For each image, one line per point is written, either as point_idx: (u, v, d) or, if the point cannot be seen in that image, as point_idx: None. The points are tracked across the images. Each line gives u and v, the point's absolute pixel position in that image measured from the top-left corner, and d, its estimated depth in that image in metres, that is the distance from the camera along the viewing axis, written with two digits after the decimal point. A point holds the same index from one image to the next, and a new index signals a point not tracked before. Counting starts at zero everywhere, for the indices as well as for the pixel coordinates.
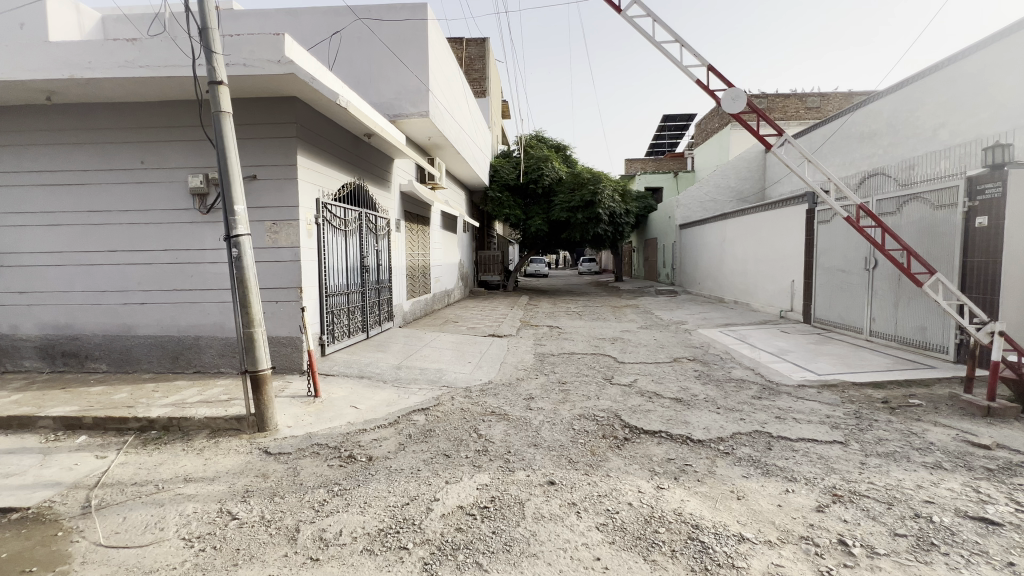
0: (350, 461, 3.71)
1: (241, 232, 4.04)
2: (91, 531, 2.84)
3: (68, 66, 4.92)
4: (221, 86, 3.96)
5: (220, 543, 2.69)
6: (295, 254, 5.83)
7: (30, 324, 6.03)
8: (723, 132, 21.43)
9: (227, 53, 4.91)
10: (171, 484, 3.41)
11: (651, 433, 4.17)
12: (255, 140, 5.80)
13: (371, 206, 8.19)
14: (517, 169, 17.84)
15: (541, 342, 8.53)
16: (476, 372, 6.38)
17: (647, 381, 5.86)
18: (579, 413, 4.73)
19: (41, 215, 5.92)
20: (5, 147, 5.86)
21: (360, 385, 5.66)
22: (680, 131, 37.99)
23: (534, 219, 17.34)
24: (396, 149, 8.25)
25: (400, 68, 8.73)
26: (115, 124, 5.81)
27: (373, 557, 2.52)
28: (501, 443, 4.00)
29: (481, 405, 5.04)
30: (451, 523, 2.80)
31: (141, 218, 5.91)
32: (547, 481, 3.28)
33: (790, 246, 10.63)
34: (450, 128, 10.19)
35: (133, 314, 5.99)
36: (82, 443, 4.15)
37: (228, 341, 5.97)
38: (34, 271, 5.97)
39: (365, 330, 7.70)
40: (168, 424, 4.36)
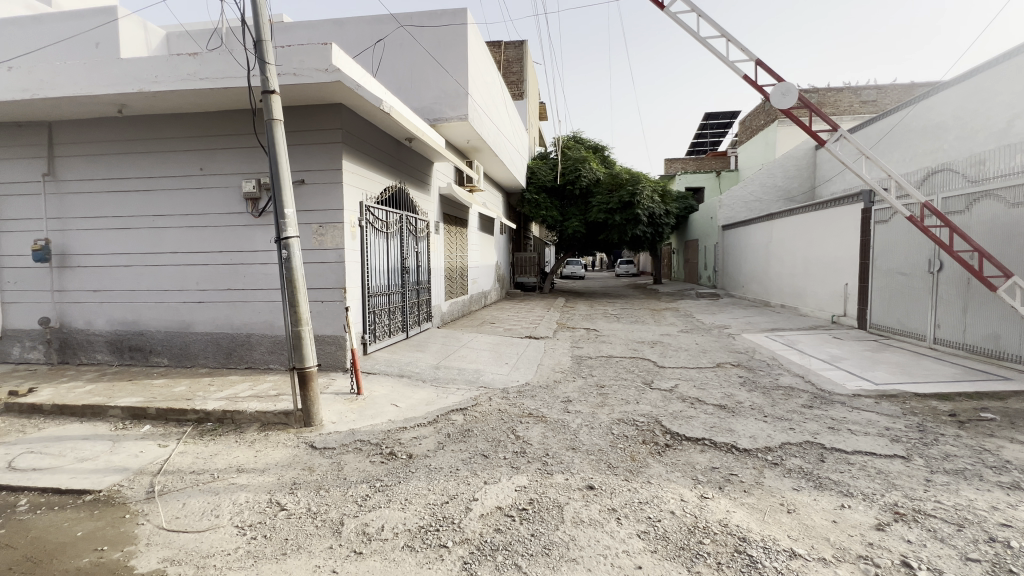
0: (391, 458, 3.80)
1: (290, 234, 4.21)
2: (154, 515, 3.03)
3: (137, 81, 5.29)
4: (273, 95, 4.15)
5: (270, 532, 2.81)
6: (340, 255, 6.03)
7: (101, 320, 6.52)
8: (770, 128, 20.59)
9: (279, 64, 5.15)
10: (225, 473, 3.60)
11: (694, 440, 4.04)
12: (303, 146, 6.05)
13: (412, 209, 8.37)
14: (554, 170, 17.77)
15: (578, 345, 8.45)
16: (513, 373, 6.38)
17: (688, 386, 5.70)
18: (618, 417, 4.64)
19: (112, 219, 6.40)
20: (82, 157, 6.37)
21: (400, 384, 5.78)
22: (722, 129, 36.82)
23: (571, 221, 17.21)
24: (436, 153, 8.39)
25: (441, 74, 8.89)
26: (176, 133, 6.19)
27: (414, 553, 2.56)
28: (539, 445, 3.98)
29: (518, 406, 5.04)
30: (490, 523, 2.81)
31: (200, 221, 6.27)
32: (586, 486, 3.24)
33: (844, 248, 10.08)
34: (489, 131, 10.29)
35: (191, 312, 6.35)
36: (146, 432, 4.44)
37: (277, 339, 6.23)
38: (106, 272, 6.46)
39: (405, 330, 7.87)
40: (223, 417, 4.61)
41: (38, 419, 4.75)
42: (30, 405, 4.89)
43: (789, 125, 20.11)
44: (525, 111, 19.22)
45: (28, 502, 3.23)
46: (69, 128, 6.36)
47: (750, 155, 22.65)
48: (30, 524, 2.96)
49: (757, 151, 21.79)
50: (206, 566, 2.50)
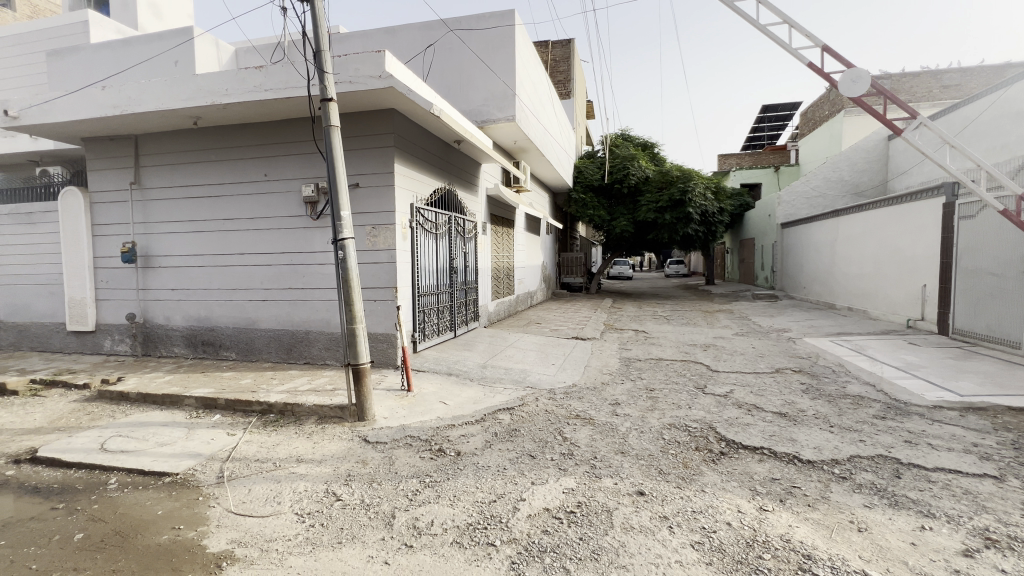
0: (440, 454, 3.87)
1: (346, 236, 4.38)
2: (224, 498, 3.24)
3: (210, 95, 5.70)
4: (331, 103, 4.34)
5: (326, 521, 2.94)
6: (391, 255, 6.23)
7: (179, 316, 7.08)
8: (835, 119, 19.27)
9: (336, 72, 5.38)
10: (286, 463, 3.80)
11: (751, 449, 3.84)
12: (358, 151, 6.29)
13: (460, 210, 8.50)
14: (602, 169, 17.45)
15: (627, 347, 8.27)
16: (560, 374, 6.34)
17: (745, 392, 5.42)
18: (669, 422, 4.49)
19: (189, 223, 6.93)
20: (162, 167, 6.95)
21: (448, 382, 5.88)
22: (782, 121, 34.90)
23: (619, 220, 16.87)
24: (484, 154, 8.47)
25: (489, 76, 8.97)
26: (244, 142, 6.62)
27: (462, 550, 2.59)
28: (586, 448, 3.92)
29: (566, 408, 5.00)
30: (537, 524, 2.80)
31: (264, 224, 6.67)
32: (636, 491, 3.15)
33: (922, 247, 9.27)
34: (536, 131, 10.28)
35: (256, 310, 6.77)
36: (217, 421, 4.77)
37: (333, 336, 6.52)
38: (183, 272, 7.01)
39: (454, 329, 8.02)
40: (284, 409, 4.87)
41: (125, 406, 5.23)
42: (119, 392, 5.39)
43: (857, 115, 18.74)
44: (572, 109, 19.05)
45: (117, 481, 3.55)
46: (153, 140, 6.95)
47: (813, 148, 21.30)
48: (118, 500, 3.25)
49: (821, 144, 20.46)
50: (269, 550, 2.65)
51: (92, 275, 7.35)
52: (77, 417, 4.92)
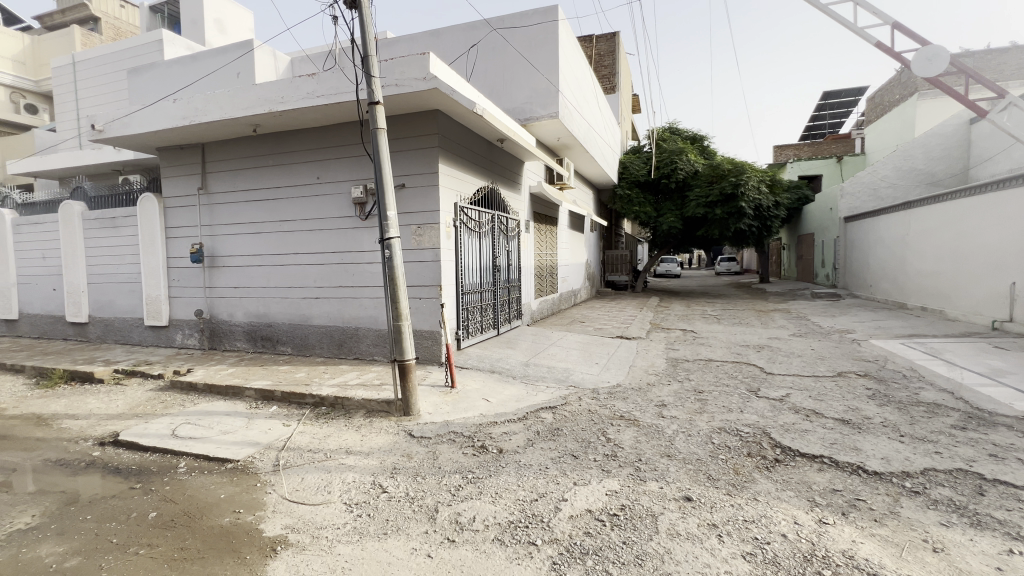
0: (482, 451, 3.90)
1: (393, 235, 4.49)
2: (279, 486, 3.42)
3: (268, 103, 6.02)
4: (378, 105, 4.46)
5: (373, 512, 3.03)
6: (436, 254, 6.34)
7: (241, 313, 7.54)
8: (907, 103, 17.82)
9: (383, 76, 5.55)
10: (336, 454, 3.95)
11: (809, 457, 3.61)
12: (404, 152, 6.45)
13: (503, 208, 8.54)
14: (648, 164, 16.99)
15: (674, 347, 8.01)
16: (603, 374, 6.23)
17: (803, 396, 5.10)
18: (718, 426, 4.31)
19: (249, 225, 7.35)
20: (226, 172, 7.41)
21: (491, 379, 5.92)
22: (846, 108, 32.71)
23: (666, 216, 16.37)
24: (527, 152, 8.45)
25: (533, 73, 8.95)
26: (299, 147, 6.95)
27: (504, 547, 2.60)
28: (631, 450, 3.83)
29: (610, 408, 4.90)
30: (579, 526, 2.76)
31: (316, 225, 6.98)
32: (683, 497, 3.04)
33: (1010, 241, 8.38)
34: (579, 128, 10.15)
35: (310, 307, 7.10)
36: (273, 412, 5.03)
37: (380, 332, 6.71)
38: (244, 270, 7.46)
39: (497, 327, 8.08)
40: (334, 402, 5.07)
41: (194, 396, 5.63)
42: (188, 383, 5.80)
43: (933, 97, 17.24)
44: (617, 104, 18.67)
45: (185, 465, 3.82)
46: (217, 148, 7.42)
47: (880, 136, 19.81)
48: (186, 483, 3.50)
49: (890, 131, 18.98)
50: (320, 537, 2.76)
51: (165, 274, 7.96)
52: (153, 405, 5.35)
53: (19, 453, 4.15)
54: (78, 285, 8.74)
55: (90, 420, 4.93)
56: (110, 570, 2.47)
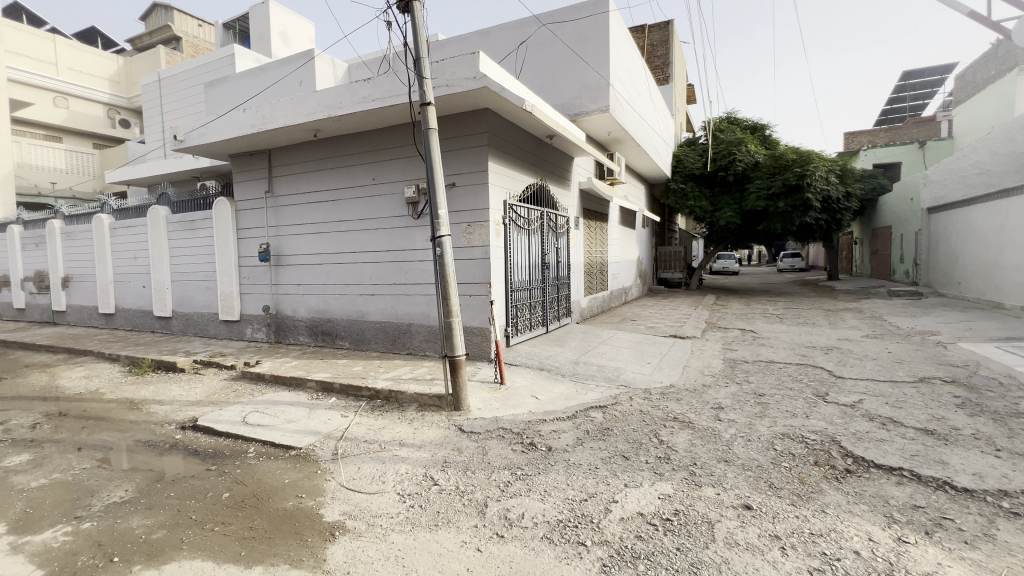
0: (531, 448, 3.90)
1: (443, 233, 4.57)
2: (337, 474, 3.59)
3: (327, 108, 6.30)
4: (430, 106, 4.54)
5: (424, 503, 3.11)
6: (486, 252, 6.40)
7: (303, 308, 7.98)
8: (1004, 79, 15.99)
9: (435, 78, 5.67)
10: (390, 445, 4.09)
11: (886, 469, 3.33)
12: (455, 152, 6.56)
13: (553, 205, 8.49)
14: (704, 156, 16.27)
15: (732, 347, 7.64)
16: (655, 374, 6.04)
17: (878, 403, 4.71)
18: (781, 431, 4.06)
19: (311, 226, 7.76)
20: (289, 175, 7.85)
21: (539, 377, 5.92)
22: (929, 89, 29.82)
23: (724, 210, 15.62)
24: (578, 148, 8.35)
25: (583, 68, 8.82)
26: (355, 150, 7.24)
27: (553, 546, 2.58)
28: (685, 453, 3.69)
29: (663, 409, 4.75)
30: (630, 529, 2.69)
31: (372, 224, 7.24)
32: (742, 505, 2.89)
33: None
34: (631, 121, 9.90)
35: (366, 303, 7.39)
36: (333, 403, 5.30)
37: (432, 329, 6.87)
38: (307, 269, 7.88)
39: (546, 325, 8.05)
40: (388, 395, 5.25)
41: (262, 385, 6.03)
42: (257, 373, 6.22)
43: None
44: (671, 95, 18.03)
45: (254, 450, 4.10)
46: (282, 154, 7.88)
47: (972, 117, 17.90)
48: (255, 467, 3.76)
49: (983, 111, 17.10)
50: (375, 525, 2.87)
51: (237, 272, 8.57)
52: (226, 393, 5.78)
53: (115, 433, 4.61)
54: (164, 283, 9.59)
55: (173, 405, 5.40)
56: (189, 544, 2.69)
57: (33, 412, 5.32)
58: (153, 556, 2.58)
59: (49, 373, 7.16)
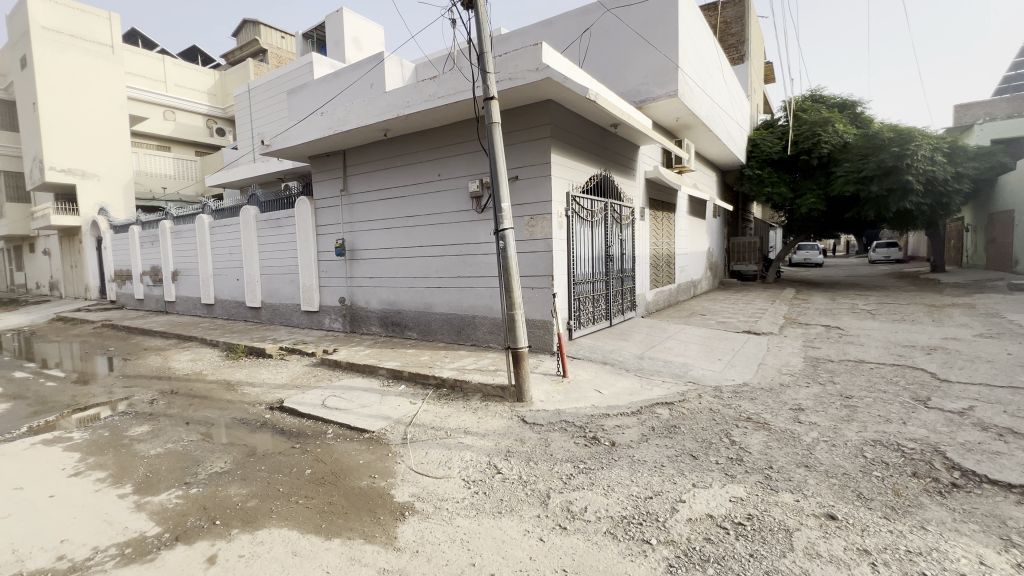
0: (594, 442, 3.87)
1: (506, 226, 4.61)
2: (407, 457, 3.77)
3: (396, 108, 6.56)
4: (493, 101, 4.59)
5: (488, 491, 3.19)
6: (548, 244, 6.38)
7: (375, 300, 8.43)
8: None
9: (498, 72, 5.71)
10: (455, 433, 4.23)
11: (1002, 485, 2.94)
12: (518, 145, 6.59)
13: (617, 196, 8.29)
14: (784, 138, 15.01)
15: (814, 345, 7.07)
16: (727, 371, 5.73)
17: (994, 411, 4.16)
18: (872, 438, 3.71)
19: (382, 221, 8.15)
20: (362, 174, 8.29)
21: (603, 371, 5.83)
22: None
23: (806, 196, 14.42)
24: (644, 136, 8.07)
25: (650, 52, 8.49)
26: (422, 148, 7.49)
27: (616, 542, 2.55)
28: (760, 456, 3.48)
29: (735, 408, 4.51)
30: (698, 530, 2.59)
31: (438, 219, 7.47)
32: (825, 514, 2.68)
33: None
34: (702, 104, 9.39)
35: (432, 296, 7.66)
36: (402, 390, 5.57)
37: (495, 321, 6.98)
38: (378, 263, 8.30)
39: (610, 318, 7.90)
40: (453, 384, 5.42)
41: (339, 372, 6.46)
42: (334, 360, 6.67)
43: None
44: (747, 75, 16.85)
45: (333, 431, 4.41)
46: (356, 154, 8.32)
47: None
48: (333, 447, 4.04)
49: None
50: (442, 508, 2.99)
51: (317, 266, 9.21)
52: (308, 378, 6.27)
53: (216, 410, 5.16)
54: (254, 275, 10.53)
55: (264, 387, 5.95)
56: (279, 514, 2.95)
57: (151, 389, 6.07)
58: (248, 522, 2.87)
59: (163, 356, 8.13)
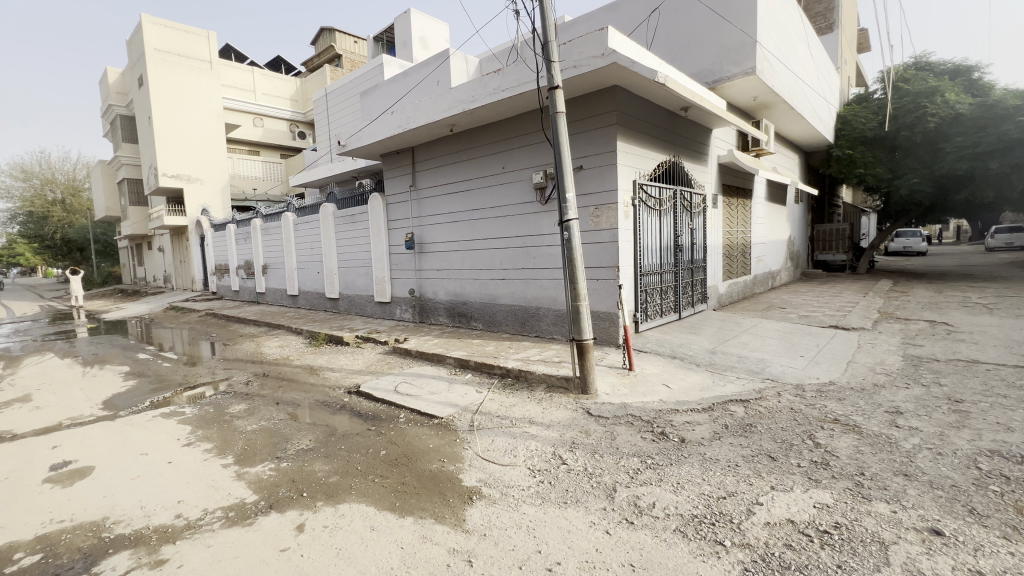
0: (662, 438, 3.76)
1: (571, 217, 4.56)
2: (474, 444, 3.88)
3: (462, 103, 6.70)
4: (557, 90, 4.54)
5: (554, 480, 3.21)
6: (614, 235, 6.24)
7: (442, 292, 8.72)
8: None
9: (563, 60, 5.64)
10: (521, 422, 4.29)
11: None
12: (583, 134, 6.47)
13: (687, 183, 7.90)
14: (880, 112, 13.57)
15: (915, 342, 6.36)
16: (810, 369, 5.32)
17: None
18: (988, 448, 3.28)
19: (448, 215, 8.39)
20: (429, 169, 8.56)
21: (671, 365, 5.63)
22: None
23: (907, 177, 12.91)
24: (717, 119, 7.62)
25: (725, 28, 7.98)
26: (487, 141, 7.59)
27: (687, 541, 2.47)
28: (849, 461, 3.21)
29: (819, 408, 4.18)
30: (778, 535, 2.45)
31: (502, 212, 7.56)
32: (929, 529, 2.42)
33: None
34: (783, 81, 8.68)
35: (497, 288, 7.78)
36: (468, 378, 5.74)
37: (559, 312, 6.96)
38: (445, 255, 8.56)
39: (678, 311, 7.60)
40: (518, 374, 5.49)
41: (409, 360, 6.77)
42: (405, 349, 6.99)
43: None
44: (836, 45, 15.33)
45: (405, 416, 4.64)
46: (424, 150, 8.60)
47: None
48: (406, 431, 4.26)
49: None
50: (508, 494, 3.05)
51: (388, 259, 9.68)
52: (381, 365, 6.64)
53: (302, 393, 5.62)
54: (333, 268, 11.27)
55: (343, 373, 6.37)
56: (357, 490, 3.17)
57: (246, 372, 6.73)
58: (331, 496, 3.11)
59: (256, 342, 8.95)
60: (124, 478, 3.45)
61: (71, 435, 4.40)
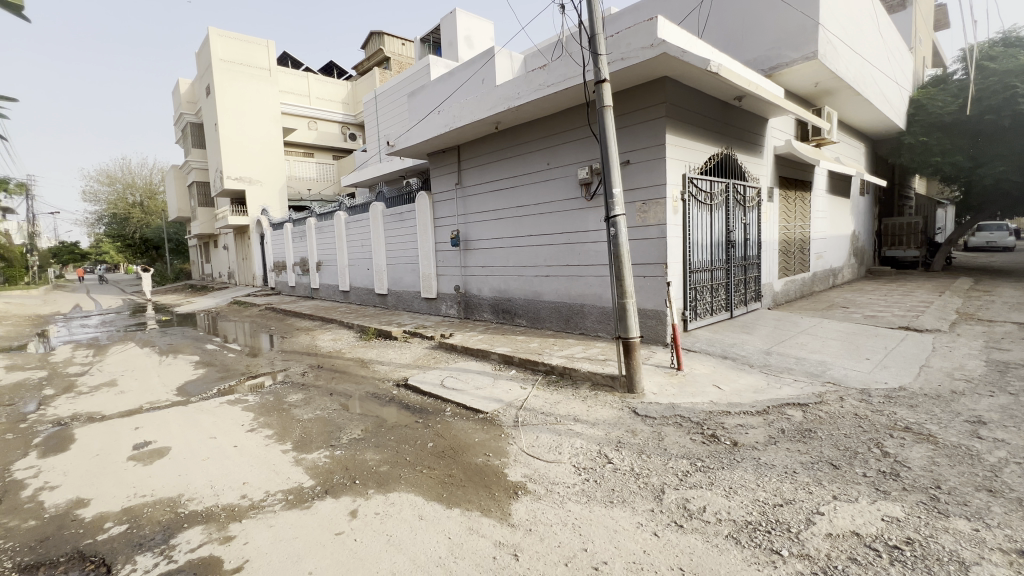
0: (713, 440, 3.63)
1: (618, 212, 4.48)
2: (518, 439, 3.91)
3: (508, 100, 6.71)
4: (605, 83, 4.46)
5: (600, 479, 3.18)
6: (662, 231, 6.07)
7: (487, 288, 8.81)
8: None
9: (610, 52, 5.53)
10: (565, 419, 4.27)
11: None
12: (630, 128, 6.34)
13: (740, 175, 7.56)
14: (961, 95, 12.39)
15: (1000, 346, 5.80)
16: (877, 372, 4.97)
17: None
18: None
19: (493, 212, 8.45)
20: (475, 166, 8.66)
21: (723, 366, 5.42)
22: None
23: (992, 165, 11.77)
24: (775, 107, 7.24)
25: (785, 12, 7.54)
26: (532, 137, 7.59)
27: (740, 548, 2.37)
28: (923, 472, 2.97)
29: (887, 415, 3.90)
30: (841, 548, 2.31)
31: (546, 208, 7.53)
32: (1017, 551, 2.20)
33: None
34: (848, 65, 8.13)
35: (541, 284, 7.77)
36: (513, 374, 5.78)
37: (604, 310, 6.85)
38: (489, 252, 8.64)
39: (730, 309, 7.30)
40: (562, 371, 5.46)
41: (455, 355, 6.90)
42: (451, 344, 7.13)
43: None
44: (910, 23, 14.12)
45: (451, 410, 4.73)
46: (469, 148, 8.71)
47: None
48: (452, 425, 4.34)
49: None
50: (553, 491, 3.06)
51: (435, 256, 9.89)
52: (428, 359, 6.80)
53: (353, 384, 5.85)
54: (382, 265, 11.65)
55: (392, 366, 6.58)
56: (406, 480, 3.27)
57: (302, 363, 7.08)
58: (381, 484, 3.23)
59: (311, 335, 9.41)
60: (197, 459, 3.73)
61: (151, 418, 4.81)
